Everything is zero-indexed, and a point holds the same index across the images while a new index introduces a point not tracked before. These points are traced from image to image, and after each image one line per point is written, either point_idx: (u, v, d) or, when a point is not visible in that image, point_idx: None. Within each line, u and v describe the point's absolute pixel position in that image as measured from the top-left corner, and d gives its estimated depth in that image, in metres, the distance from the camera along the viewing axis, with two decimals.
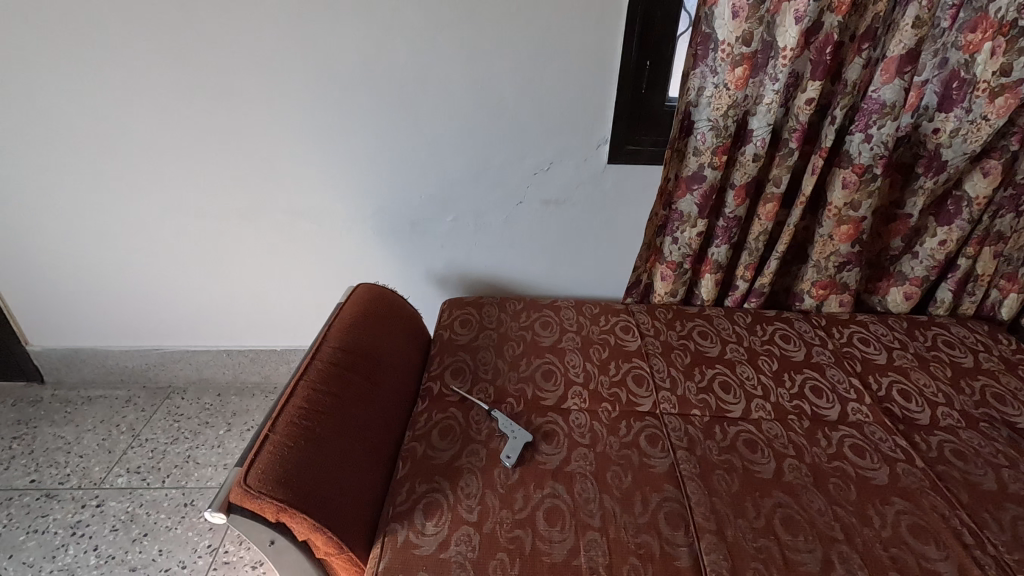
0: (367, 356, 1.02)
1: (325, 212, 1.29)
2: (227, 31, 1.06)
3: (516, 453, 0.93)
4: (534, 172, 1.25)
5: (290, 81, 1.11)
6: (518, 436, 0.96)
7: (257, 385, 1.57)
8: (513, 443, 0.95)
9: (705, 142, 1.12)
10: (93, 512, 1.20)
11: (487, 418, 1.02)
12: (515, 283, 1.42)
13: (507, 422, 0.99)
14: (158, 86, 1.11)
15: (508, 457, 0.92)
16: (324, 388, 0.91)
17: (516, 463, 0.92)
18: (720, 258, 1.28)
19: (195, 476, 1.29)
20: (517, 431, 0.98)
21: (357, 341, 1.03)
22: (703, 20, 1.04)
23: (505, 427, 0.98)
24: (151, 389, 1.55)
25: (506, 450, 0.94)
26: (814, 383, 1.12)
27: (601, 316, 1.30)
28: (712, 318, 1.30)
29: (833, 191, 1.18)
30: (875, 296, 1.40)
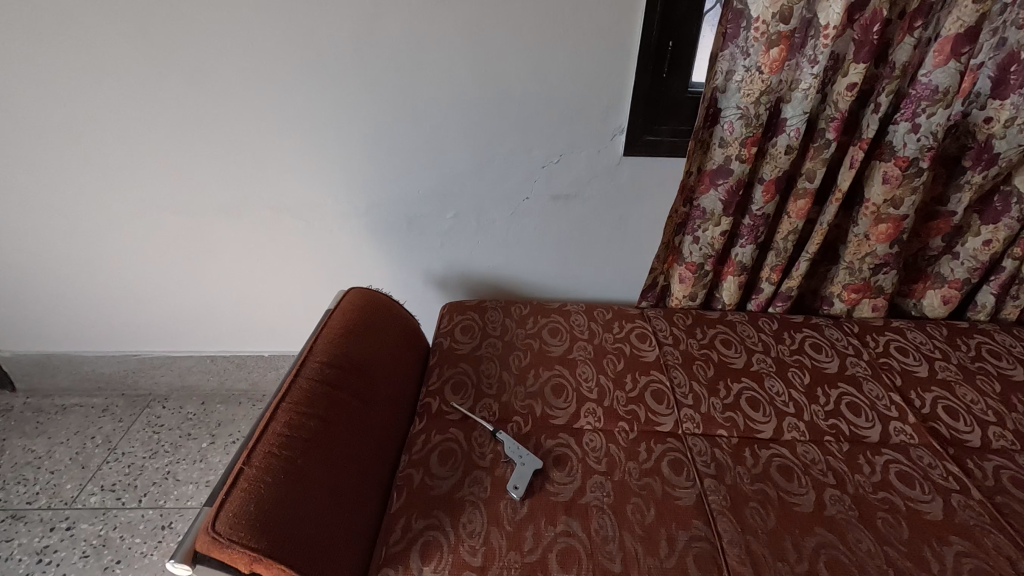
0: (359, 370, 0.92)
1: (314, 208, 1.18)
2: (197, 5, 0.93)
3: (524, 481, 0.83)
4: (542, 165, 1.14)
5: (270, 62, 0.99)
6: (526, 462, 0.86)
7: (243, 392, 1.47)
8: (521, 471, 0.85)
9: (732, 133, 1.01)
10: (63, 536, 1.11)
11: (491, 439, 0.92)
12: (520, 284, 1.32)
13: (514, 446, 0.89)
14: (124, 68, 0.99)
15: (515, 488, 0.82)
16: (309, 410, 0.81)
17: (524, 493, 0.82)
18: (745, 259, 1.18)
19: (174, 495, 1.20)
20: (525, 455, 0.87)
21: (348, 354, 0.93)
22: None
23: (512, 451, 0.88)
24: (130, 396, 1.45)
25: (513, 478, 0.84)
26: (850, 400, 1.02)
27: (614, 322, 1.19)
28: (735, 325, 1.20)
29: (871, 186, 1.08)
30: (909, 300, 1.30)
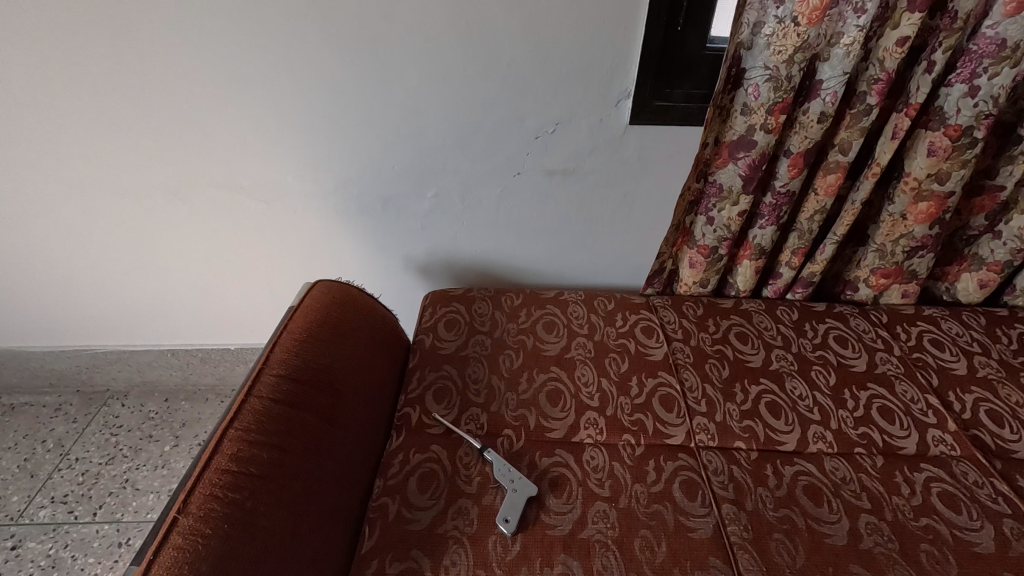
0: (326, 383, 0.79)
1: (274, 188, 1.03)
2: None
3: (516, 512, 0.72)
4: (535, 136, 0.98)
5: (206, 14, 0.82)
6: (519, 487, 0.75)
7: (211, 387, 1.36)
8: (513, 498, 0.74)
9: (757, 98, 0.87)
10: (7, 558, 1.00)
11: (479, 459, 0.80)
12: (512, 270, 1.18)
13: (505, 468, 0.78)
14: (25, 27, 0.80)
15: (505, 521, 0.72)
16: (263, 438, 0.69)
17: (516, 527, 0.71)
18: (764, 242, 1.05)
19: (132, 507, 1.09)
20: (518, 479, 0.76)
21: (312, 363, 0.80)
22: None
23: (503, 475, 0.77)
24: (86, 393, 1.33)
25: (503, 509, 0.73)
26: (882, 404, 0.91)
27: (616, 313, 1.07)
28: (750, 315, 1.08)
29: (914, 159, 0.94)
30: (941, 283, 1.17)
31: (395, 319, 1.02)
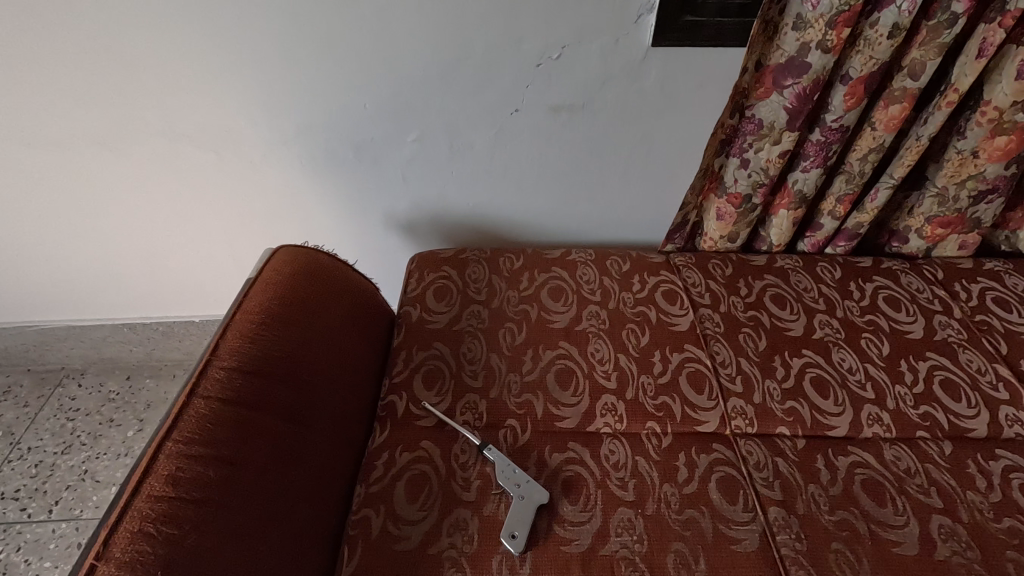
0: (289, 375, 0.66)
1: (223, 135, 0.86)
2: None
3: (523, 527, 0.61)
4: (538, 63, 0.80)
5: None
6: (527, 495, 0.63)
7: (178, 363, 1.22)
8: (519, 509, 0.62)
9: (817, 6, 0.69)
10: None
11: (480, 457, 0.68)
12: (509, 226, 1.03)
13: (510, 470, 0.65)
14: None
15: (511, 537, 0.60)
16: (210, 451, 0.55)
17: (523, 546, 0.60)
18: (806, 188, 0.89)
19: (92, 502, 0.98)
20: (526, 484, 0.64)
21: (271, 351, 0.66)
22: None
23: (507, 480, 0.65)
24: (38, 373, 1.19)
25: (508, 523, 0.61)
26: (944, 377, 0.78)
27: (632, 275, 0.92)
28: (786, 273, 0.93)
29: (998, 83, 0.77)
30: (1000, 232, 1.03)
31: (373, 290, 0.88)
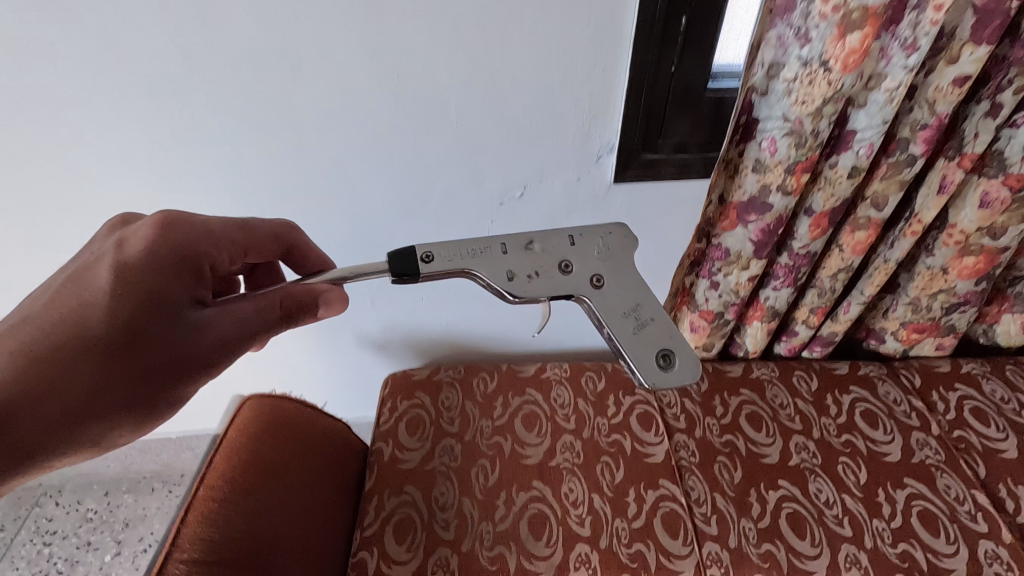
0: (27, 337, 0.43)
1: None
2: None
3: (666, 336, 0.46)
4: (502, 201, 0.81)
5: (33, 67, 0.60)
6: (603, 267, 0.48)
7: None
8: (637, 321, 0.47)
9: (773, 155, 0.68)
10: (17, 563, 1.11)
11: (426, 277, 0.46)
12: (483, 335, 1.05)
13: (528, 258, 0.46)
14: None
15: (667, 367, 0.46)
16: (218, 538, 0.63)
17: (692, 353, 0.46)
18: (778, 305, 0.87)
19: None
20: (574, 250, 0.47)
21: (14, 333, 0.43)
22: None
23: (546, 272, 0.46)
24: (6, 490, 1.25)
25: (645, 353, 0.46)
26: (922, 508, 0.78)
27: (607, 395, 0.92)
28: (762, 387, 0.92)
29: (960, 209, 0.76)
30: (978, 325, 1.00)
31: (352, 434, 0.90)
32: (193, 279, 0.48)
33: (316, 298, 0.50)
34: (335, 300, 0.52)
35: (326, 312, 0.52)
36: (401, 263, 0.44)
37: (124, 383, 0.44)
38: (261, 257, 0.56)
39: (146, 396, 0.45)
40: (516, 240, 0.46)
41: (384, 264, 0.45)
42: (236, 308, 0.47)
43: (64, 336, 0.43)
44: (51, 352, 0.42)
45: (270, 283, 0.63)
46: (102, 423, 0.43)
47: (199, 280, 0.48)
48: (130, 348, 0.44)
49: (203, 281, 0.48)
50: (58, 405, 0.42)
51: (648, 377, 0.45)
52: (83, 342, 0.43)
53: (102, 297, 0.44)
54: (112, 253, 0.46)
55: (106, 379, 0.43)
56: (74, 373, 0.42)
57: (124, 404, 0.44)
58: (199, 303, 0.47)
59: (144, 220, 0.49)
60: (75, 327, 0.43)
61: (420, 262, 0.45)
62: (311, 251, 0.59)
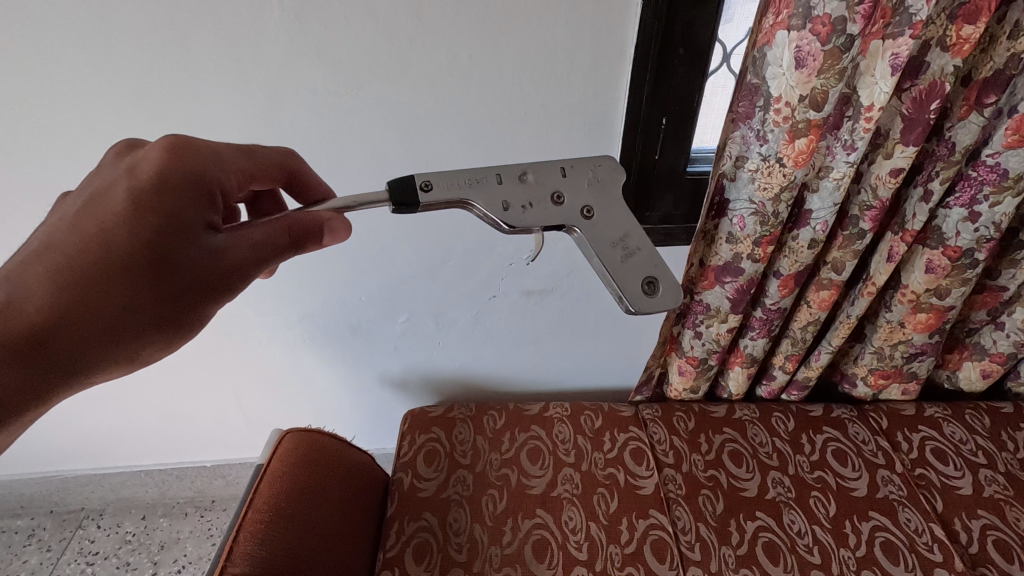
0: (56, 258, 0.45)
1: (237, 325, 1.00)
2: (16, 89, 0.69)
3: (650, 266, 0.50)
4: (511, 262, 0.94)
5: None
6: (592, 198, 0.50)
7: (189, 499, 1.40)
8: (625, 251, 0.50)
9: (743, 229, 0.79)
10: None
11: (425, 209, 0.48)
12: (493, 375, 1.17)
13: (521, 190, 0.49)
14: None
15: (651, 294, 0.50)
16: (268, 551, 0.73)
17: (675, 282, 0.50)
18: (756, 353, 0.97)
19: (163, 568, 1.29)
20: (565, 181, 0.50)
21: (40, 257, 0.45)
22: (768, 9, 0.64)
23: (538, 205, 0.49)
24: (58, 514, 1.38)
25: (631, 280, 0.50)
26: (885, 538, 0.88)
27: (604, 432, 1.02)
28: (744, 427, 1.02)
29: (910, 272, 0.87)
30: (941, 371, 1.09)
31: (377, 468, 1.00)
32: (205, 202, 0.49)
33: (321, 228, 0.50)
34: (339, 228, 0.51)
35: (332, 240, 0.52)
36: (401, 193, 0.46)
37: (151, 301, 0.46)
38: (266, 184, 0.57)
39: (177, 314, 0.47)
40: (510, 173, 0.48)
41: (381, 195, 0.46)
42: (250, 232, 0.48)
43: (93, 256, 0.45)
44: (83, 272, 0.44)
45: (275, 210, 0.64)
46: (139, 338, 0.46)
47: (211, 204, 0.49)
48: (155, 269, 0.45)
49: (214, 205, 0.49)
50: (98, 323, 0.44)
51: (633, 302, 0.49)
52: (112, 262, 0.45)
53: (113, 219, 0.45)
54: (127, 179, 0.47)
55: (137, 297, 0.45)
56: (108, 292, 0.44)
57: (154, 322, 0.46)
58: (212, 228, 0.49)
59: (152, 144, 0.49)
60: (98, 252, 0.45)
61: (419, 194, 0.47)
62: (312, 182, 0.59)
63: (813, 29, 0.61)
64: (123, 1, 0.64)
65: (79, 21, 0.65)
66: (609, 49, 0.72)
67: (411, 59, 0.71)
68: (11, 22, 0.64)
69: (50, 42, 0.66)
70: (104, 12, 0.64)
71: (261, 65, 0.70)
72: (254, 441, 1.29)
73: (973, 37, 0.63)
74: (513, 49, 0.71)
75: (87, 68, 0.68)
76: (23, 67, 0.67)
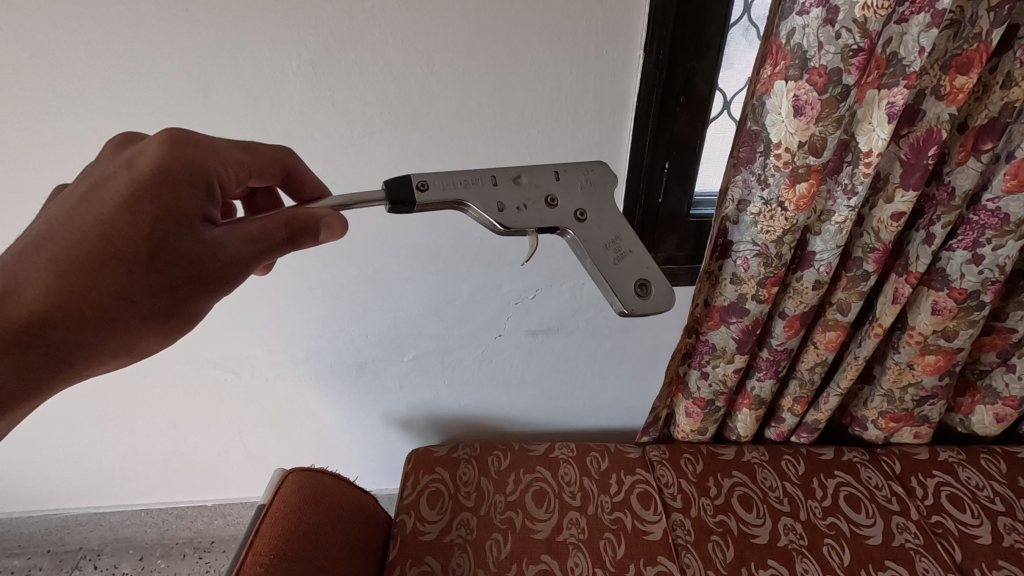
0: (53, 248, 0.45)
1: (243, 362, 1.01)
2: (42, 134, 0.72)
3: (642, 268, 0.51)
4: (516, 301, 0.95)
5: None
6: (585, 201, 0.51)
7: (188, 540, 1.38)
8: (617, 253, 0.51)
9: (747, 270, 0.80)
10: None
11: (421, 209, 0.48)
12: (497, 414, 1.16)
13: (516, 192, 0.49)
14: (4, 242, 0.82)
15: (643, 296, 0.50)
16: None
17: (666, 284, 0.50)
18: (763, 394, 0.96)
19: None
20: (558, 184, 0.51)
21: (38, 248, 0.45)
22: (766, 59, 0.66)
23: (533, 206, 0.49)
24: (55, 554, 1.35)
25: (624, 282, 0.50)
26: None
27: (610, 474, 1.01)
28: (753, 470, 1.00)
29: (916, 313, 0.87)
30: (954, 415, 1.07)
31: (383, 513, 0.99)
32: (202, 195, 0.48)
33: (317, 223, 0.48)
34: (335, 225, 0.49)
35: (329, 238, 0.49)
36: (398, 192, 0.46)
37: (145, 292, 0.46)
38: (265, 181, 0.56)
39: (171, 306, 0.47)
40: (505, 175, 0.49)
41: (377, 194, 0.46)
42: (246, 226, 0.48)
43: (91, 246, 0.45)
44: (81, 261, 0.45)
45: (270, 207, 0.63)
46: (135, 329, 0.47)
47: (209, 199, 0.49)
48: (151, 260, 0.45)
49: (212, 199, 0.49)
50: (94, 313, 0.45)
51: (625, 304, 0.50)
52: (109, 252, 0.45)
53: (110, 211, 0.46)
54: (124, 171, 0.47)
55: (132, 288, 0.45)
56: (103, 282, 0.45)
57: (148, 314, 0.46)
58: (209, 222, 0.48)
59: (152, 138, 0.49)
60: (96, 242, 0.45)
61: (416, 193, 0.47)
62: (309, 182, 0.59)
63: (811, 79, 0.62)
64: (148, 53, 0.67)
65: (106, 70, 0.68)
66: (612, 97, 0.75)
67: (422, 109, 0.74)
68: (44, 72, 0.67)
69: (78, 90, 0.69)
70: (131, 62, 0.68)
71: (278, 112, 0.73)
72: (256, 480, 1.27)
73: (966, 86, 0.65)
74: (520, 96, 0.74)
75: (110, 115, 0.71)
76: (52, 113, 0.70)
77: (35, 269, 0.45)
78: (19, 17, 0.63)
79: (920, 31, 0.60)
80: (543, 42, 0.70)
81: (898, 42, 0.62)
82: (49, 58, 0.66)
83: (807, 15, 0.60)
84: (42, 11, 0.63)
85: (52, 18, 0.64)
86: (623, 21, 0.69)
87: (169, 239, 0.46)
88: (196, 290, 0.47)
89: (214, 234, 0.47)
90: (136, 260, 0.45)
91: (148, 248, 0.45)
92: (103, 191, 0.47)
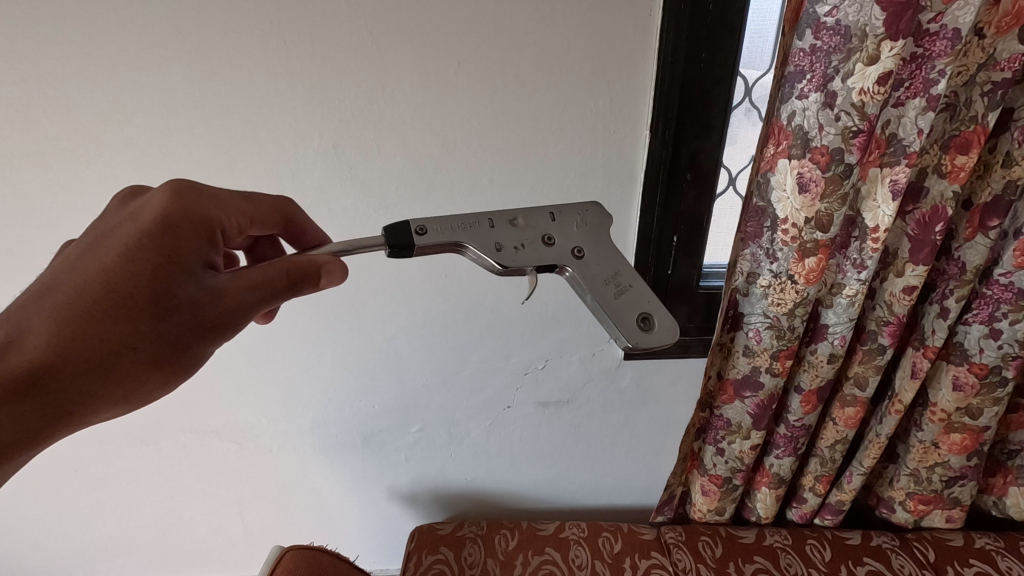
0: (58, 297, 0.45)
1: (246, 431, 0.99)
2: (72, 203, 0.75)
3: (643, 302, 0.51)
4: (525, 372, 0.94)
5: None
6: (582, 239, 0.51)
7: None
8: (617, 288, 0.51)
9: (760, 342, 0.79)
10: None
11: (421, 251, 0.49)
12: (505, 489, 1.12)
13: (514, 232, 0.50)
14: None
15: (647, 330, 0.50)
16: None
17: (669, 318, 0.50)
18: (783, 472, 0.92)
19: None
20: (554, 224, 0.51)
21: (42, 298, 0.46)
22: (767, 141, 0.68)
23: (531, 245, 0.50)
24: None
25: (625, 316, 0.50)
26: None
27: (624, 557, 0.95)
28: (776, 555, 0.95)
29: (937, 389, 0.84)
30: (987, 497, 1.01)
31: None
32: (206, 241, 0.49)
33: (319, 270, 0.49)
34: (336, 271, 0.50)
35: (330, 284, 0.50)
36: (398, 238, 0.47)
37: (147, 338, 0.46)
38: (264, 229, 0.57)
39: (172, 352, 0.47)
40: (502, 216, 0.50)
41: (377, 239, 0.47)
42: (247, 272, 0.48)
43: (94, 294, 0.45)
44: (84, 310, 0.45)
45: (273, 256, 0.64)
46: (137, 375, 0.46)
47: (211, 245, 0.49)
48: (152, 306, 0.46)
49: (214, 246, 0.50)
50: (95, 359, 0.45)
51: (629, 339, 0.50)
52: (111, 300, 0.45)
53: (114, 260, 0.46)
54: (129, 221, 0.48)
55: (135, 334, 0.45)
56: (106, 329, 0.45)
57: (149, 359, 0.46)
58: (211, 268, 0.49)
59: (157, 189, 0.50)
60: (98, 290, 0.45)
61: (414, 236, 0.48)
62: (307, 227, 0.61)
63: (813, 158, 0.64)
64: (180, 130, 0.71)
65: (139, 144, 0.72)
66: (619, 169, 0.77)
67: (437, 185, 0.77)
68: (82, 146, 0.71)
69: (111, 162, 0.73)
70: (163, 138, 0.72)
71: (299, 186, 0.76)
72: (252, 557, 1.22)
73: (967, 165, 0.66)
74: (531, 172, 0.76)
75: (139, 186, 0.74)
76: (83, 183, 0.74)
77: (39, 319, 0.45)
78: (64, 98, 0.68)
79: (916, 114, 0.62)
80: (554, 122, 0.73)
81: (896, 124, 0.64)
82: (88, 133, 0.71)
83: (807, 99, 0.63)
84: (87, 94, 0.68)
85: (94, 98, 0.68)
86: (629, 103, 0.73)
87: (172, 286, 0.46)
88: (197, 336, 0.47)
89: (217, 280, 0.48)
90: (138, 306, 0.45)
91: (149, 295, 0.46)
92: (107, 241, 0.47)
